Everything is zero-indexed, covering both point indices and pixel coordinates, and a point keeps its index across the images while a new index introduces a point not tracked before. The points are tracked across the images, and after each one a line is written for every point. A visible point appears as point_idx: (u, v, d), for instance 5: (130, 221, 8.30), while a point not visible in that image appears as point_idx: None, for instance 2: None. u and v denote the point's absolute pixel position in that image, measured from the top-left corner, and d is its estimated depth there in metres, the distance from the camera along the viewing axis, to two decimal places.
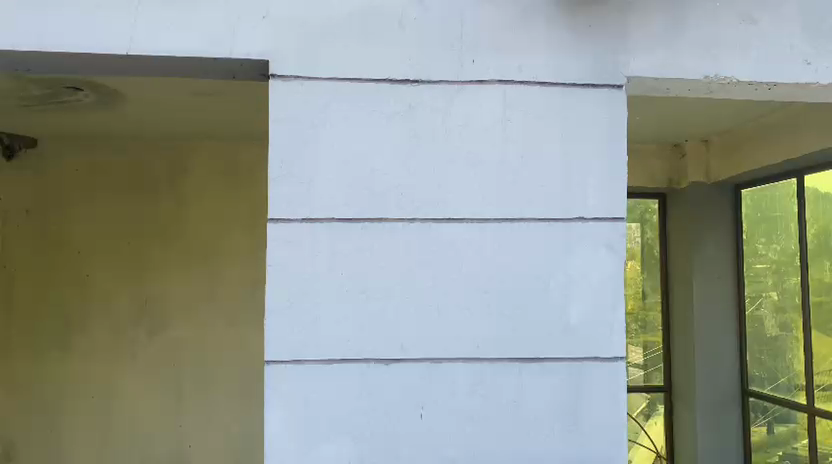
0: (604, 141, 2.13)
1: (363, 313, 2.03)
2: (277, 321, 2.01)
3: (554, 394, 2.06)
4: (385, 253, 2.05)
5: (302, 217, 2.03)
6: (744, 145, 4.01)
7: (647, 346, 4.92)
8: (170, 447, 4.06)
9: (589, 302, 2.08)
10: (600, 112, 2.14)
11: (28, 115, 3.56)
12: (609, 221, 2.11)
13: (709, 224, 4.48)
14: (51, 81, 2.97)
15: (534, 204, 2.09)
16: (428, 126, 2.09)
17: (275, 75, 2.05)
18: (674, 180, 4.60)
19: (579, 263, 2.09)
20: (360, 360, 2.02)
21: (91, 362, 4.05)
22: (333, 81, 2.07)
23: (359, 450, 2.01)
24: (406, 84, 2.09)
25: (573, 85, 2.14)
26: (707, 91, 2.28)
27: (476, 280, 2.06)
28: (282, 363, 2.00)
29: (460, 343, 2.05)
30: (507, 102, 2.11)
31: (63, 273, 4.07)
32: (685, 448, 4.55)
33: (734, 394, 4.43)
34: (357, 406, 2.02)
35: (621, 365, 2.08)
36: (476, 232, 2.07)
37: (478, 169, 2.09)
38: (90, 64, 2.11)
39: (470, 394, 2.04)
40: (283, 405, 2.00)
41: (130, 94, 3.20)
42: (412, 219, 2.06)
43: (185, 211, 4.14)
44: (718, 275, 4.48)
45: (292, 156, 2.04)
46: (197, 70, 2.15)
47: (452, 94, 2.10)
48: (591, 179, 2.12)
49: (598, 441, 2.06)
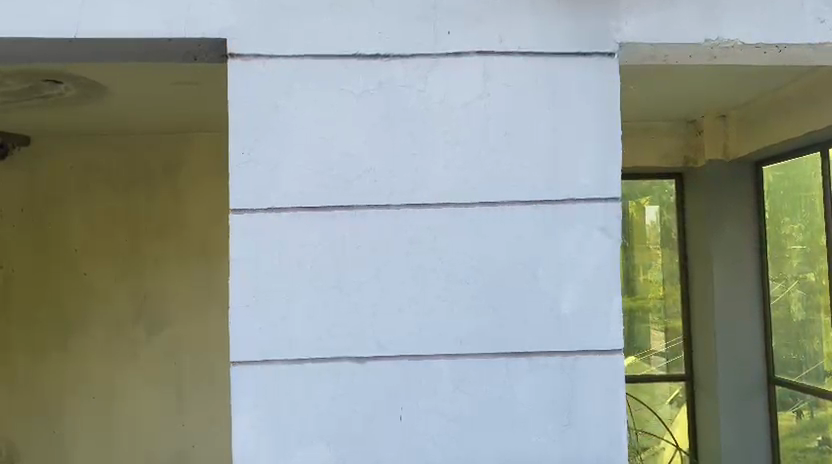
0: (596, 117, 1.95)
1: (336, 310, 1.88)
2: (244, 320, 1.87)
3: (548, 392, 1.90)
4: (359, 243, 1.89)
5: (266, 208, 1.89)
6: (763, 117, 3.77)
7: (667, 334, 4.68)
8: (171, 447, 3.98)
9: (583, 292, 1.91)
10: (591, 84, 1.95)
11: (12, 112, 3.45)
12: (602, 202, 1.93)
13: (727, 204, 4.26)
14: (25, 73, 2.83)
15: (520, 186, 1.92)
16: (402, 104, 1.93)
17: (233, 54, 1.91)
18: (690, 160, 4.36)
19: (569, 248, 1.91)
20: (334, 359, 1.88)
21: (91, 362, 3.98)
22: (298, 59, 1.92)
23: (336, 456, 1.87)
24: (375, 59, 1.93)
25: (560, 55, 1.96)
26: (710, 57, 2.09)
27: (459, 270, 1.90)
28: (251, 364, 1.87)
29: (442, 339, 1.89)
30: (487, 75, 1.94)
31: (61, 273, 4.01)
32: (708, 441, 4.35)
33: (759, 382, 4.22)
34: (333, 408, 1.87)
35: (620, 359, 1.90)
36: (456, 219, 1.91)
37: (458, 149, 1.93)
38: (42, 51, 1.98)
39: (456, 394, 1.89)
40: (254, 409, 1.86)
41: (112, 87, 3.07)
42: (387, 205, 1.90)
43: (183, 207, 4.03)
44: (738, 257, 4.26)
45: (255, 142, 1.90)
46: (156, 54, 2.02)
47: (427, 67, 1.93)
48: (583, 155, 1.94)
49: (595, 441, 1.89)
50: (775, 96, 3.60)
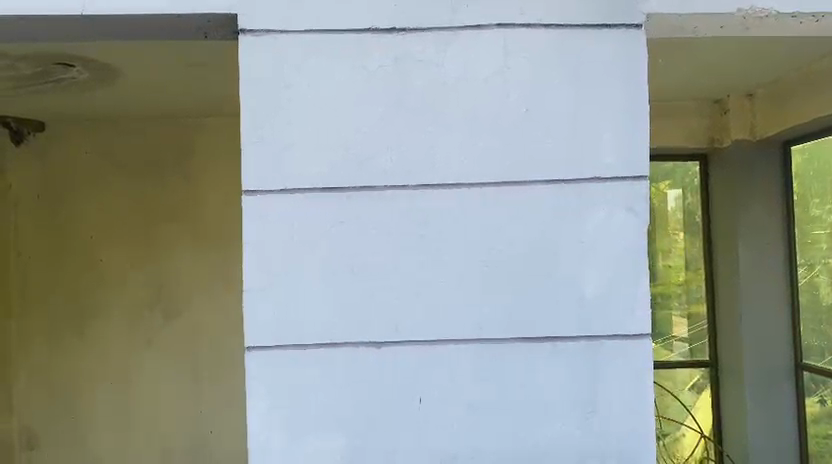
0: (622, 92, 1.86)
1: (350, 295, 1.82)
2: (257, 305, 1.82)
3: (569, 378, 1.83)
4: (374, 225, 1.83)
5: (279, 188, 1.83)
6: (790, 96, 3.67)
7: (691, 319, 4.58)
8: (189, 433, 4.00)
9: (607, 273, 1.83)
10: (615, 57, 1.87)
11: (24, 96, 3.42)
12: (628, 181, 1.84)
13: (754, 186, 4.16)
14: (36, 56, 2.79)
15: (542, 164, 1.84)
16: (418, 80, 1.85)
17: (244, 30, 1.85)
18: (715, 139, 4.27)
19: (593, 228, 1.84)
20: (349, 344, 1.82)
21: (109, 348, 4.00)
22: (311, 34, 1.85)
23: (352, 445, 1.82)
24: (391, 33, 1.86)
25: (583, 27, 1.87)
26: (742, 29, 1.99)
27: (477, 253, 1.83)
28: (264, 349, 1.82)
29: (461, 324, 1.83)
30: (507, 49, 1.86)
31: (77, 259, 4.01)
32: (733, 427, 4.28)
33: (787, 367, 4.13)
34: (349, 396, 1.82)
35: (647, 343, 1.83)
36: (475, 199, 1.84)
37: (476, 127, 1.85)
38: (49, 30, 1.93)
39: (475, 381, 1.82)
40: (265, 396, 1.82)
41: (123, 69, 3.02)
42: (403, 186, 1.84)
43: (199, 191, 4.01)
44: (765, 240, 4.15)
45: (266, 122, 1.84)
46: (166, 32, 1.96)
47: (444, 41, 1.86)
48: (607, 131, 1.86)
49: (620, 428, 1.83)
50: (806, 72, 3.48)
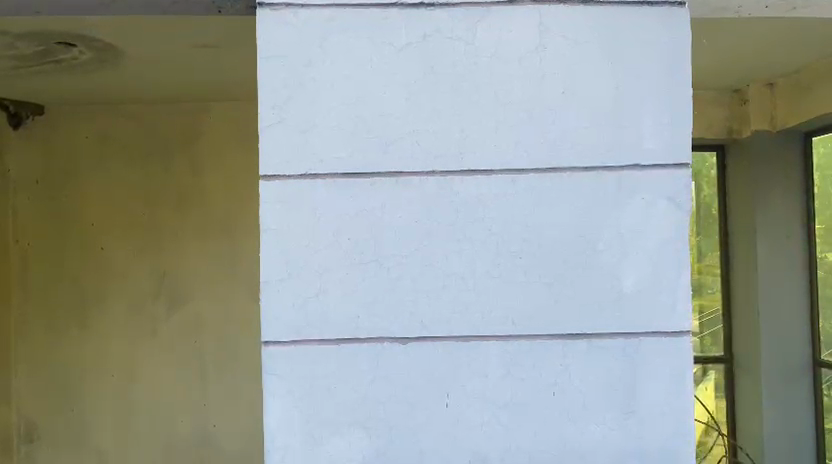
0: (663, 74, 1.75)
1: (374, 287, 1.72)
2: (275, 297, 1.71)
3: (606, 377, 1.73)
4: (400, 214, 1.72)
5: (301, 173, 1.72)
6: (813, 84, 3.57)
7: (701, 310, 4.58)
8: (192, 428, 3.95)
9: (646, 267, 1.73)
10: (657, 36, 1.75)
11: (25, 77, 3.30)
12: (669, 169, 1.73)
13: (773, 179, 4.13)
14: (37, 34, 2.67)
15: (578, 151, 1.73)
16: (447, 58, 1.74)
17: (262, 4, 1.73)
18: (734, 130, 4.20)
19: (633, 220, 1.73)
20: (372, 340, 1.72)
21: (111, 339, 3.95)
22: (333, 8, 1.73)
23: (376, 448, 1.72)
24: (418, 8, 1.74)
25: (623, 4, 1.76)
26: (788, 9, 1.89)
27: (509, 243, 1.73)
28: (283, 345, 1.71)
29: (492, 319, 1.72)
30: (543, 26, 1.75)
31: (78, 247, 3.95)
32: (749, 421, 4.27)
33: (805, 363, 4.11)
34: (372, 394, 1.71)
35: (688, 341, 1.72)
36: (507, 187, 1.73)
37: (508, 109, 1.74)
38: (55, 5, 1.82)
39: (505, 379, 1.72)
40: (284, 394, 1.71)
41: (128, 49, 2.90)
42: (431, 171, 1.73)
43: (203, 177, 3.95)
44: (785, 235, 4.14)
45: (285, 101, 1.73)
46: (177, 7, 1.85)
47: (476, 18, 1.74)
48: (649, 116, 1.75)
49: (658, 430, 1.73)
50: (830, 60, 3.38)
